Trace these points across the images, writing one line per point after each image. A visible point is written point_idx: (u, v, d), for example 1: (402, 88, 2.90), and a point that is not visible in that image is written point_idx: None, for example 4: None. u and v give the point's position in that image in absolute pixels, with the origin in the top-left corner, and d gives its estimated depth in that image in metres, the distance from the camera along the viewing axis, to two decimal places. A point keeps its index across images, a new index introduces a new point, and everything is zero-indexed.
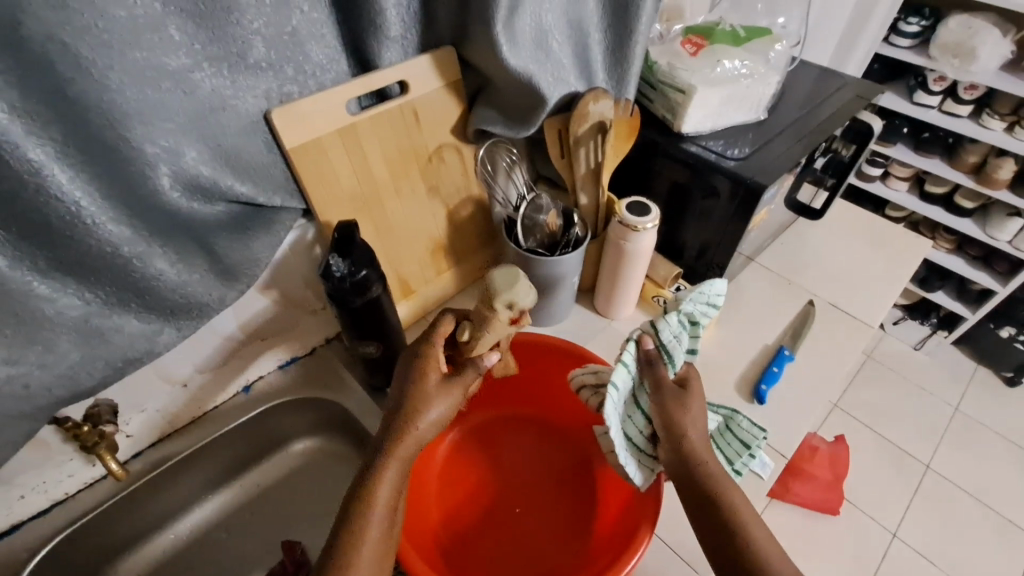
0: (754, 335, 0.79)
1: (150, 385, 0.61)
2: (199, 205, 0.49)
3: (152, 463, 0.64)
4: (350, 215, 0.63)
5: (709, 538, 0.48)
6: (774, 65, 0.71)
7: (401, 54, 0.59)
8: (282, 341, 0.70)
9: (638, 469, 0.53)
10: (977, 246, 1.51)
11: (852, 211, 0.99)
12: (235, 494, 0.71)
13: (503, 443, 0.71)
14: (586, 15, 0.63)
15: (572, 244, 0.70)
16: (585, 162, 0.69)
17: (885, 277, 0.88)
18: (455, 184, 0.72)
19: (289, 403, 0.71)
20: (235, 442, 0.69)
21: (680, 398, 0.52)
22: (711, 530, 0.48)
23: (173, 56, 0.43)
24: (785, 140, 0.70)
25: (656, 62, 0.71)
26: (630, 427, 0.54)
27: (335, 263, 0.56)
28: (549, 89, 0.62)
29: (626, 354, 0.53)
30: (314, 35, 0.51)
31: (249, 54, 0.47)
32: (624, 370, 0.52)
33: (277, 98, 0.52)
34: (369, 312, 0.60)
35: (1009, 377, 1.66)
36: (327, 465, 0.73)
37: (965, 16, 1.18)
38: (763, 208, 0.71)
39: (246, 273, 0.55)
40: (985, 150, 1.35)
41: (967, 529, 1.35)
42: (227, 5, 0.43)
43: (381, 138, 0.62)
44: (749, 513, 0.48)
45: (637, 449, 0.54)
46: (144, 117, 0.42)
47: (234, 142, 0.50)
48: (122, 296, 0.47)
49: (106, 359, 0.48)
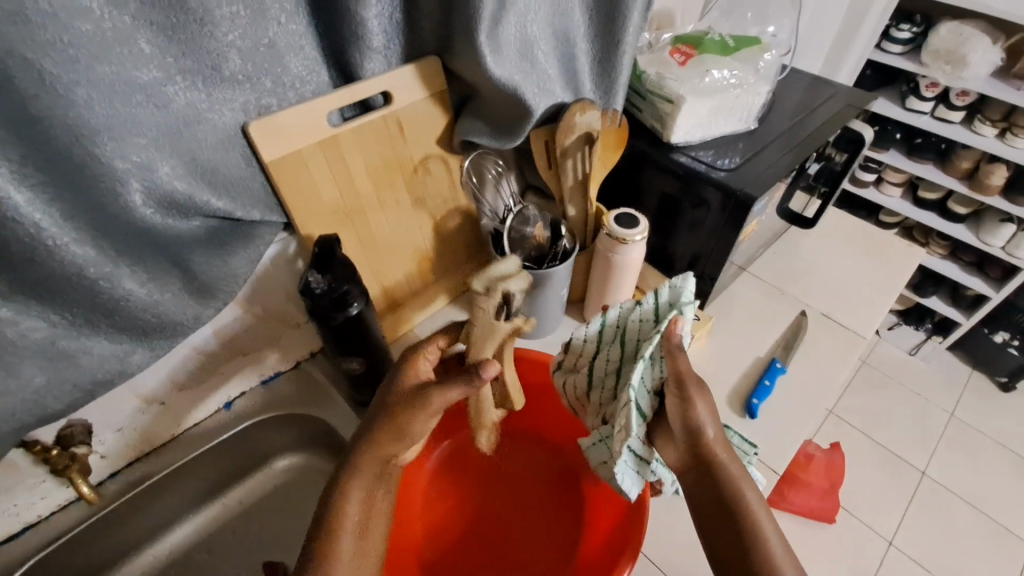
0: (745, 347, 0.78)
1: (127, 404, 0.59)
2: (173, 221, 0.48)
3: (128, 483, 0.63)
4: (333, 229, 0.62)
5: (717, 533, 0.48)
6: (764, 75, 0.70)
7: (384, 64, 0.58)
8: (264, 356, 0.69)
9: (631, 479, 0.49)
10: (971, 251, 1.50)
11: (844, 219, 0.98)
12: (215, 513, 0.69)
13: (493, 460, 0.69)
14: (573, 25, 0.62)
15: (559, 256, 0.69)
16: (572, 173, 0.68)
17: (878, 287, 0.87)
18: (441, 195, 0.71)
19: (272, 420, 0.69)
20: (216, 460, 0.67)
21: (699, 391, 0.49)
22: (720, 528, 0.48)
23: (144, 70, 0.42)
24: (776, 150, 0.69)
25: (645, 72, 0.70)
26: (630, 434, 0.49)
27: (314, 280, 0.56)
28: (534, 99, 0.61)
29: (649, 347, 0.49)
30: (292, 46, 0.50)
31: (224, 67, 0.46)
32: (642, 367, 0.49)
33: (255, 110, 0.51)
34: (351, 328, 0.58)
35: (1003, 382, 1.65)
36: (310, 483, 0.72)
37: (956, 23, 1.18)
38: (753, 220, 0.70)
39: (223, 291, 0.54)
40: (977, 155, 1.34)
41: (963, 537, 1.34)
42: (200, 17, 0.42)
43: (364, 150, 0.60)
44: (763, 514, 0.47)
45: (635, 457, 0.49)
46: (113, 132, 0.41)
47: (210, 157, 0.49)
48: (91, 317, 0.46)
49: (75, 381, 0.47)
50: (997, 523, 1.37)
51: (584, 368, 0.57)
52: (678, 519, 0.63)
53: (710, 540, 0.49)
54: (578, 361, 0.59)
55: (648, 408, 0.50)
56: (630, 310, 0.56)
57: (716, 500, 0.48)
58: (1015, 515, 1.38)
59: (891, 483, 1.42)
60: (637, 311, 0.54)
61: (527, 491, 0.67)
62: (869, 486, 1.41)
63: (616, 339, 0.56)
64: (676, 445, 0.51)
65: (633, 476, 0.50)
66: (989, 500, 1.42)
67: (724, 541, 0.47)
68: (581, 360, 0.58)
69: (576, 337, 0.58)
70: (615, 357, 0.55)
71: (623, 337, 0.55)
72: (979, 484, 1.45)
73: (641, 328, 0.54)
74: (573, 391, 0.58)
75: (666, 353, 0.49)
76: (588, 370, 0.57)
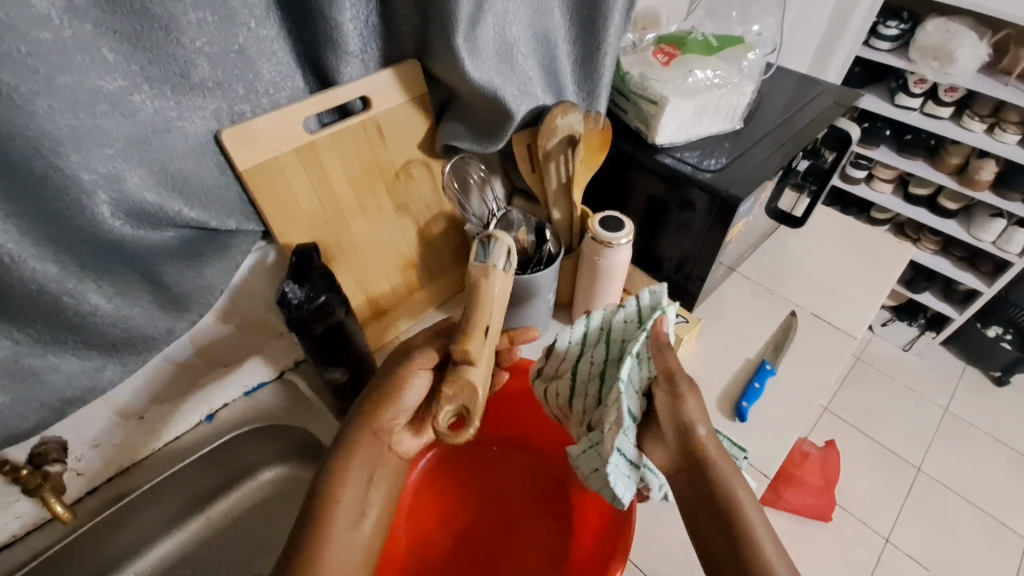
0: (733, 348, 0.77)
1: (104, 420, 0.58)
2: (145, 232, 0.47)
3: (106, 501, 0.61)
4: (312, 237, 0.61)
5: (713, 536, 0.46)
6: (748, 74, 0.70)
7: (362, 68, 0.57)
8: (246, 366, 0.68)
9: (625, 486, 0.48)
10: (962, 247, 1.51)
11: (834, 217, 0.98)
12: (198, 529, 0.68)
13: (479, 469, 0.68)
14: (554, 26, 0.61)
15: (544, 261, 0.69)
16: (556, 175, 0.67)
17: (867, 286, 0.87)
18: (424, 199, 0.70)
19: (253, 432, 0.68)
20: (197, 474, 0.66)
21: (691, 390, 0.49)
22: (712, 528, 0.46)
23: (108, 79, 0.40)
24: (762, 150, 0.69)
25: (628, 72, 0.69)
26: (625, 442, 0.48)
27: (290, 290, 0.55)
28: (515, 102, 0.60)
29: (637, 344, 0.51)
30: (264, 52, 0.48)
31: (193, 75, 0.45)
32: (631, 363, 0.50)
33: (227, 118, 0.49)
34: (332, 337, 0.58)
35: (998, 377, 1.65)
36: (296, 495, 0.71)
37: (942, 19, 1.18)
38: (740, 221, 0.69)
39: (198, 302, 0.53)
40: (967, 151, 1.34)
41: (959, 533, 1.34)
42: (166, 24, 0.41)
43: (343, 156, 0.59)
44: (757, 515, 0.46)
45: (626, 463, 0.48)
46: (78, 143, 0.40)
47: (182, 166, 0.48)
48: (56, 334, 0.45)
49: (42, 401, 0.47)
50: (993, 518, 1.37)
51: (566, 373, 0.56)
52: (668, 526, 0.62)
53: (707, 544, 0.46)
54: (560, 366, 0.57)
55: (639, 409, 0.50)
56: (614, 312, 0.57)
57: (705, 501, 0.47)
58: (1010, 510, 1.38)
59: (887, 480, 1.42)
60: (622, 313, 0.56)
61: (513, 498, 0.66)
62: (866, 482, 1.41)
63: (601, 341, 0.57)
64: (667, 446, 0.49)
65: (626, 480, 0.48)
66: (985, 495, 1.42)
67: (721, 546, 0.45)
68: (563, 364, 0.57)
69: (557, 343, 0.58)
70: (600, 359, 0.56)
71: (608, 339, 0.56)
72: (975, 480, 1.45)
73: (625, 331, 0.55)
74: (555, 399, 0.57)
75: (654, 351, 0.51)
76: (571, 375, 0.56)
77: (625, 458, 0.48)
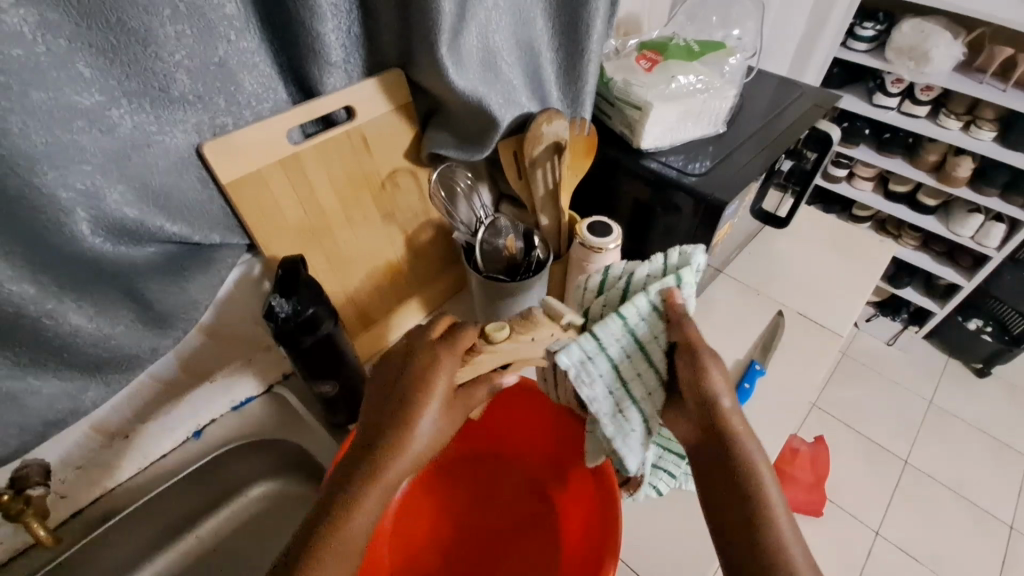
0: (722, 349, 0.78)
1: (88, 439, 0.57)
2: (125, 248, 0.46)
3: (90, 523, 0.61)
4: (298, 248, 0.60)
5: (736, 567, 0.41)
6: (729, 79, 0.70)
7: (345, 79, 0.56)
8: (234, 381, 0.67)
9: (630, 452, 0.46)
10: (941, 241, 1.55)
11: (815, 216, 0.99)
12: (185, 552, 0.67)
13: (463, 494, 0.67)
14: (536, 34, 0.61)
15: (533, 267, 0.68)
16: (542, 182, 0.67)
17: (850, 285, 0.88)
18: (411, 209, 0.70)
19: (238, 449, 0.67)
20: (186, 493, 0.66)
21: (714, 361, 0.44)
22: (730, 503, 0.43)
23: (85, 94, 0.40)
24: (745, 153, 0.70)
25: (612, 79, 0.70)
26: (636, 388, 0.46)
27: (278, 304, 0.53)
28: (500, 110, 0.60)
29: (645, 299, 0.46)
30: (245, 64, 0.48)
31: (172, 88, 0.44)
32: (622, 323, 0.45)
33: (209, 131, 0.49)
34: (323, 349, 0.58)
35: (979, 369, 1.68)
36: (286, 509, 0.70)
37: (918, 20, 1.21)
38: (726, 224, 0.70)
39: (182, 317, 0.52)
40: (944, 149, 1.37)
41: (946, 523, 1.36)
42: (143, 38, 0.40)
43: (328, 166, 0.59)
44: (795, 541, 0.41)
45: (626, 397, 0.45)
46: (54, 160, 0.39)
47: (163, 180, 0.47)
48: (37, 356, 0.45)
49: (22, 424, 0.46)
50: (979, 507, 1.40)
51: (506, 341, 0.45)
52: (663, 532, 0.62)
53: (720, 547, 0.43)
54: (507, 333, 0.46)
55: (656, 358, 0.46)
56: (636, 265, 0.52)
57: (735, 506, 0.42)
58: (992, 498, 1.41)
59: (876, 473, 1.43)
60: (644, 267, 0.50)
61: (507, 505, 0.66)
62: (856, 477, 1.42)
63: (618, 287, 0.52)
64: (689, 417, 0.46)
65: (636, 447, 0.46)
66: (972, 485, 1.44)
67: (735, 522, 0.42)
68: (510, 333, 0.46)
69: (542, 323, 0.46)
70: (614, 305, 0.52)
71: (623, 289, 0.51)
72: (963, 470, 1.47)
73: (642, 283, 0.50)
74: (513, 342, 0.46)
75: (670, 322, 0.46)
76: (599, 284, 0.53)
77: (621, 385, 0.45)
